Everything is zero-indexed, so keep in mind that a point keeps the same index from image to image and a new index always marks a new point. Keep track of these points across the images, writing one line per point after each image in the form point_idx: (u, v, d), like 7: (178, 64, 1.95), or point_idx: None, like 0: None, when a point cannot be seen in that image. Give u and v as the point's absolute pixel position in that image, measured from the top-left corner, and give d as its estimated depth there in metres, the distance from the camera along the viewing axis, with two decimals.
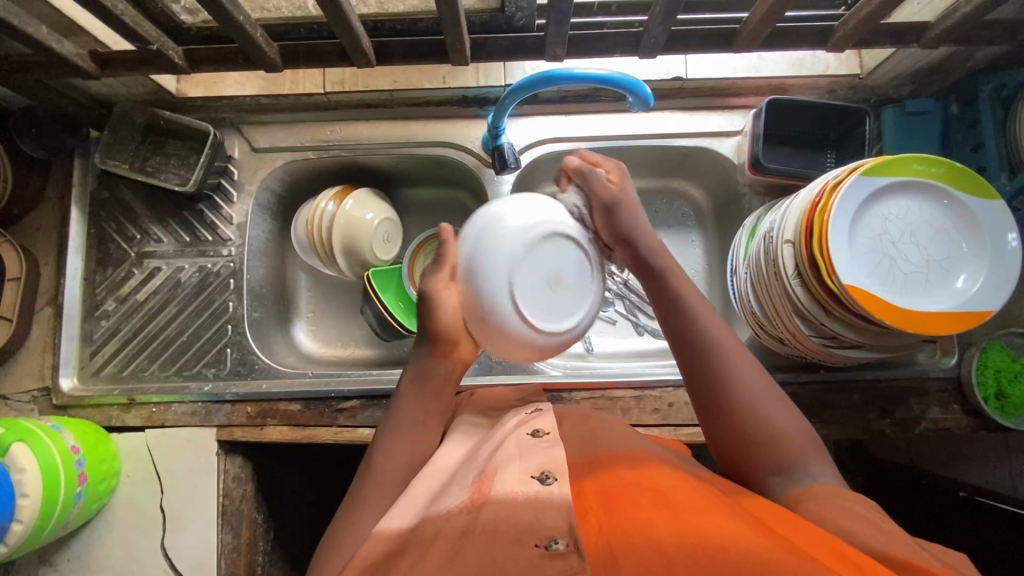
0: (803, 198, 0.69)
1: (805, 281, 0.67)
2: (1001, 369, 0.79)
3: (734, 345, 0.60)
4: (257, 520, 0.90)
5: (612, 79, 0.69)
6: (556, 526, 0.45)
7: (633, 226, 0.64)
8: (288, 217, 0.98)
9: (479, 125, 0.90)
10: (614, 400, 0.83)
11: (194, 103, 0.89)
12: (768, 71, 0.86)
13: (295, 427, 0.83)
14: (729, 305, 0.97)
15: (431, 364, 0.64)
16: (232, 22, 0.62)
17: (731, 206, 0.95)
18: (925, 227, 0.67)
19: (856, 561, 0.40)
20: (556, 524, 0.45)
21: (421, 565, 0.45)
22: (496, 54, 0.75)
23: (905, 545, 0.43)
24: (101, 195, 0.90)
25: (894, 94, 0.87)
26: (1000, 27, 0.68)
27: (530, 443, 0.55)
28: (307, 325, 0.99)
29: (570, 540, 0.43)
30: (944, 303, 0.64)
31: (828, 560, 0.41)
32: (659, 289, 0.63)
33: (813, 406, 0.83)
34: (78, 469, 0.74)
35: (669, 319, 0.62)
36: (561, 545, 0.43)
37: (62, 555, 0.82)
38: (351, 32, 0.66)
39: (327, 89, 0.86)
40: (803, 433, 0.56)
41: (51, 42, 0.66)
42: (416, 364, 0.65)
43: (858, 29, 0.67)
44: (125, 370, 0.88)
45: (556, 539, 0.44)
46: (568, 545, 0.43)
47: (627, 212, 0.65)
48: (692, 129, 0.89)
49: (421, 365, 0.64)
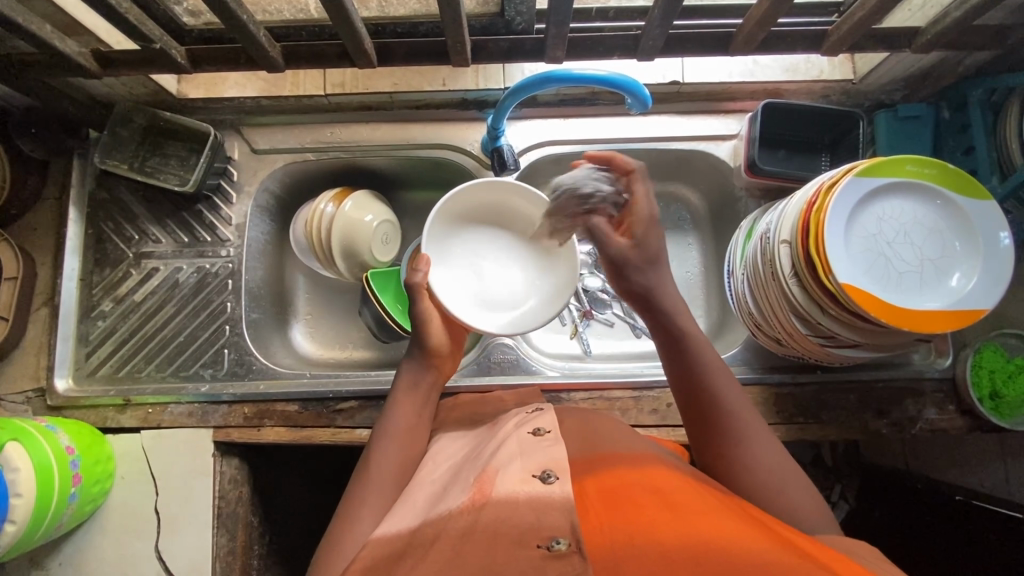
0: (799, 200, 0.70)
1: (801, 280, 0.68)
2: (996, 370, 0.78)
3: (748, 419, 0.59)
4: (253, 523, 0.89)
5: (611, 80, 0.69)
6: (557, 525, 0.45)
7: (651, 284, 0.65)
8: (287, 218, 0.98)
9: (478, 127, 0.90)
10: (613, 400, 0.83)
11: (195, 105, 0.89)
12: (763, 76, 0.87)
13: (292, 429, 0.83)
14: (726, 307, 0.97)
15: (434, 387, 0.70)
16: (236, 21, 0.63)
17: (727, 209, 0.97)
18: (919, 227, 0.68)
19: (859, 568, 0.40)
20: (558, 523, 0.45)
21: (420, 567, 0.44)
22: (495, 56, 0.75)
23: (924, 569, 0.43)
24: (99, 196, 0.90)
25: (885, 99, 0.89)
26: (990, 32, 0.69)
27: (531, 442, 0.55)
28: (304, 327, 0.99)
29: (571, 540, 0.43)
30: (939, 301, 0.65)
31: (831, 563, 0.41)
32: (675, 353, 0.63)
33: (809, 407, 0.83)
34: (72, 470, 0.73)
35: (681, 383, 0.62)
36: (563, 546, 0.43)
37: (54, 558, 0.81)
38: (353, 33, 0.66)
39: (328, 91, 0.87)
40: (808, 500, 0.55)
41: (54, 41, 0.66)
42: (405, 375, 0.69)
43: (850, 33, 0.69)
44: (120, 371, 0.88)
45: (558, 538, 0.44)
46: (570, 545, 0.43)
47: (640, 267, 0.65)
48: (690, 134, 0.90)
49: (411, 375, 0.69)
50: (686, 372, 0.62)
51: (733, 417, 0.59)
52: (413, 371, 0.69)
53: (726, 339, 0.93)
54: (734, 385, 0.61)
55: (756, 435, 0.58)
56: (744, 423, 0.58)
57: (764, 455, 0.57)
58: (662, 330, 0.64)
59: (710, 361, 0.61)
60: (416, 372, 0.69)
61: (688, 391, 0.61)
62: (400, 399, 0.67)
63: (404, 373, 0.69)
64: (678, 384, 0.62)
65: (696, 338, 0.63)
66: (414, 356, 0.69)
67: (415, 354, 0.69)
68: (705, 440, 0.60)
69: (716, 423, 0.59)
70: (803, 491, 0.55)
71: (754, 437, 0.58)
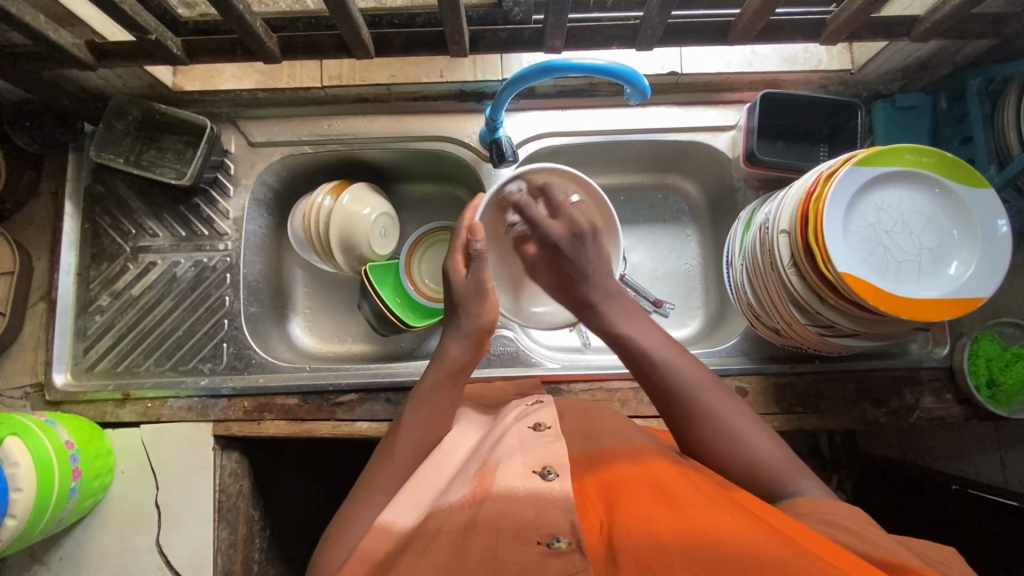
0: (798, 190, 0.70)
1: (800, 269, 0.68)
2: (992, 358, 0.79)
3: (709, 389, 0.59)
4: (254, 516, 0.89)
5: (611, 70, 0.69)
6: (557, 524, 0.45)
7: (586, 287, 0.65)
8: (284, 212, 0.98)
9: (477, 119, 0.90)
10: (612, 391, 0.83)
11: (191, 97, 0.88)
12: (762, 66, 0.87)
13: (292, 422, 0.83)
14: (724, 299, 0.98)
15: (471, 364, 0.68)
16: (232, 11, 0.62)
17: (725, 200, 0.97)
18: (917, 216, 0.68)
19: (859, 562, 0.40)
20: (558, 522, 0.45)
21: (423, 563, 0.45)
22: (494, 46, 0.75)
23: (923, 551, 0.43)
24: (96, 189, 0.90)
25: (884, 89, 0.89)
26: (988, 20, 0.69)
27: (532, 437, 0.55)
28: (303, 321, 0.99)
29: (572, 539, 0.43)
30: (937, 289, 0.65)
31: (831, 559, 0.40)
32: (620, 347, 0.63)
33: (808, 396, 0.83)
34: (71, 464, 0.73)
35: (636, 371, 0.61)
36: (563, 544, 0.43)
37: (55, 553, 0.81)
38: (351, 23, 0.66)
39: (324, 84, 0.86)
40: (782, 459, 0.55)
41: (48, 32, 0.65)
42: (450, 356, 0.66)
43: (850, 22, 0.68)
44: (119, 366, 0.88)
45: (558, 537, 0.44)
46: (571, 543, 0.43)
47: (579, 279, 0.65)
48: (687, 125, 0.90)
49: (456, 356, 0.66)
50: (635, 362, 0.61)
51: (693, 392, 0.58)
52: (462, 349, 0.66)
53: (725, 330, 0.93)
54: (682, 357, 0.61)
55: (720, 402, 0.58)
56: (706, 394, 0.58)
57: (724, 414, 0.57)
58: (602, 330, 0.64)
59: (649, 342, 0.61)
60: (462, 348, 0.67)
61: (643, 376, 0.61)
62: (438, 379, 0.65)
63: (448, 349, 0.66)
64: (635, 372, 0.62)
65: (633, 329, 0.62)
66: (463, 335, 0.67)
67: (466, 333, 0.67)
68: (670, 417, 0.60)
69: (676, 399, 0.58)
70: (781, 458, 0.55)
71: (717, 406, 0.57)
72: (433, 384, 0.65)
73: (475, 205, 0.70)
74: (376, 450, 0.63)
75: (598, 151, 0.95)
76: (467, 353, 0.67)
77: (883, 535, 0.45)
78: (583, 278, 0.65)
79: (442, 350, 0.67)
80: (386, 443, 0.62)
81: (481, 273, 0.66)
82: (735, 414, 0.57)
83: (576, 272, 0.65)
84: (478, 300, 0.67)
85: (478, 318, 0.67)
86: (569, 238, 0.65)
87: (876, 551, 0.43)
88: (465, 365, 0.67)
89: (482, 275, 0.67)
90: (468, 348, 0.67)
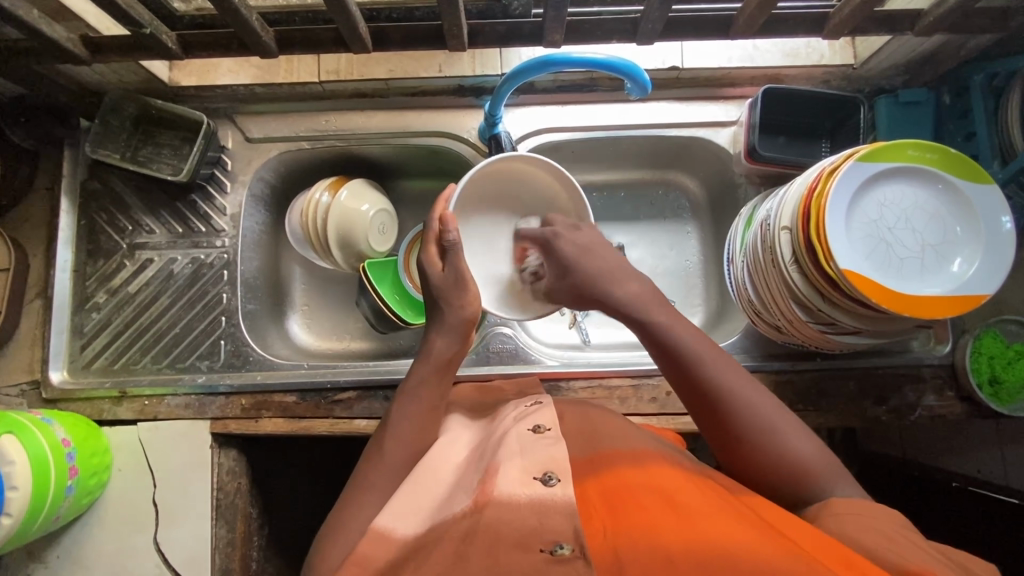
0: (799, 186, 0.69)
1: (802, 266, 0.67)
2: (994, 356, 0.79)
3: (744, 382, 0.57)
4: (252, 514, 0.88)
5: (612, 64, 0.68)
6: (560, 530, 0.45)
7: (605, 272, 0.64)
8: (281, 208, 0.97)
9: (476, 114, 0.89)
10: (612, 389, 0.83)
11: (187, 93, 0.87)
12: (763, 61, 0.86)
13: (290, 419, 0.83)
14: (725, 296, 0.97)
15: (459, 356, 0.67)
16: (227, 4, 0.61)
17: (726, 196, 0.96)
18: (921, 212, 0.67)
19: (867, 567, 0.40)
20: (560, 528, 0.45)
21: (423, 568, 0.44)
22: (492, 41, 0.74)
23: (924, 552, 0.43)
24: (92, 185, 0.89)
25: (887, 84, 0.88)
26: (993, 14, 0.68)
27: (531, 441, 0.54)
28: (301, 318, 0.98)
29: (575, 545, 0.43)
30: (939, 287, 0.65)
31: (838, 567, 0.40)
32: (649, 338, 0.60)
33: (809, 394, 0.83)
34: (68, 463, 0.73)
35: (666, 363, 0.59)
36: (566, 551, 0.43)
37: (52, 552, 0.81)
38: (348, 17, 0.65)
39: (322, 78, 0.85)
40: (820, 455, 0.54)
41: (42, 26, 0.65)
42: (436, 350, 0.65)
43: (853, 16, 0.67)
44: (116, 363, 0.87)
45: (561, 544, 0.44)
46: (573, 550, 0.43)
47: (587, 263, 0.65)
48: (688, 120, 0.89)
49: (442, 351, 0.65)
50: (666, 353, 0.59)
51: (729, 387, 0.56)
52: (449, 342, 0.66)
53: (726, 327, 0.92)
54: (707, 345, 0.59)
55: (755, 396, 0.56)
56: (742, 388, 0.56)
57: (759, 408, 0.56)
58: (626, 319, 0.62)
59: (681, 333, 0.59)
60: (449, 340, 0.66)
61: (674, 368, 0.59)
62: (426, 374, 0.65)
63: (433, 344, 0.66)
64: (665, 364, 0.59)
65: (662, 319, 0.60)
66: (448, 329, 0.66)
67: (450, 327, 0.66)
68: (702, 412, 0.58)
69: (711, 394, 0.56)
70: (817, 453, 0.55)
71: (754, 400, 0.56)
72: (422, 380, 0.64)
73: (447, 194, 0.70)
74: (364, 454, 0.62)
75: (598, 147, 0.94)
76: (454, 345, 0.66)
77: (886, 537, 0.45)
78: (593, 260, 0.65)
79: (427, 344, 0.66)
80: (376, 440, 0.62)
81: (457, 262, 0.66)
82: (772, 408, 0.56)
83: (586, 256, 0.65)
84: (458, 290, 0.66)
85: (462, 311, 0.66)
86: (563, 229, 0.69)
87: (881, 554, 0.43)
88: (453, 357, 0.66)
89: (459, 265, 0.66)
90: (455, 340, 0.66)
